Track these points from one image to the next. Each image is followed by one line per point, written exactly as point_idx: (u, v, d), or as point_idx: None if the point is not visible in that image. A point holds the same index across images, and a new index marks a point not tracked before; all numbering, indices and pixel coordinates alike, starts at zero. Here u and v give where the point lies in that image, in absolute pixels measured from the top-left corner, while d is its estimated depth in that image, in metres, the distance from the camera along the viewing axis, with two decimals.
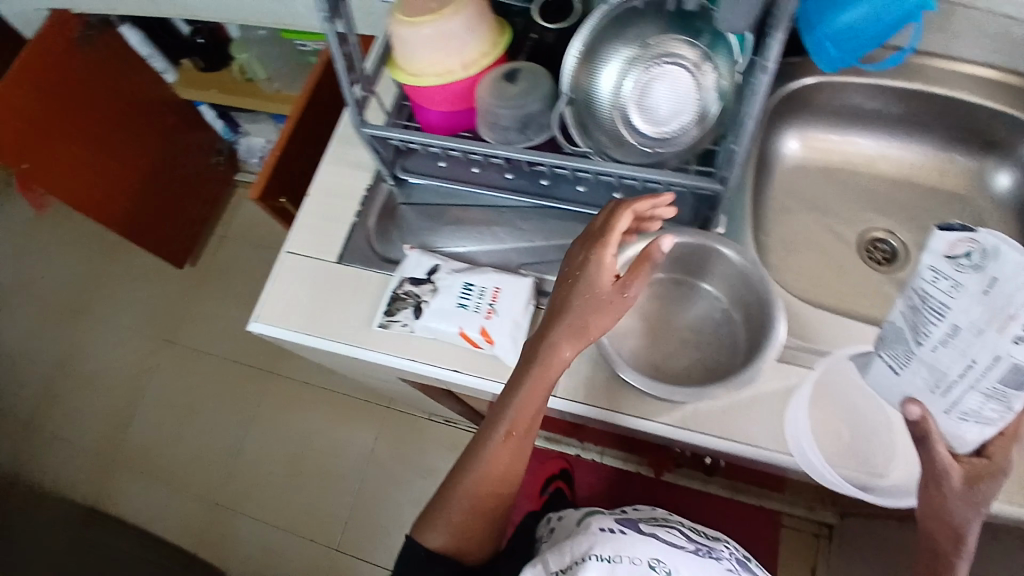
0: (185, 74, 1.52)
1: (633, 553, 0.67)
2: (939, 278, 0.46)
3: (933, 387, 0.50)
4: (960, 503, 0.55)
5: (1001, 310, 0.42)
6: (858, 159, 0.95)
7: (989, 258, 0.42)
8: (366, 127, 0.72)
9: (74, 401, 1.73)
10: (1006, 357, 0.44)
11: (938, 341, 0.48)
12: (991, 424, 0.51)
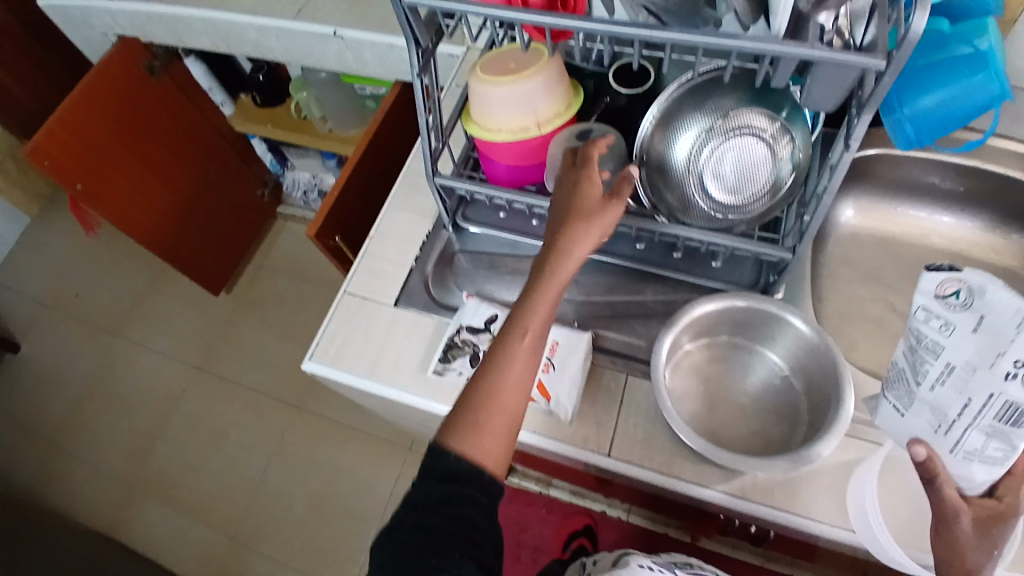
0: (242, 108, 1.55)
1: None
2: (930, 317, 0.47)
3: (937, 427, 0.50)
4: (975, 550, 0.52)
5: (992, 346, 0.44)
6: (906, 234, 0.95)
7: (976, 297, 0.44)
8: (438, 178, 0.75)
9: (102, 421, 1.74)
10: (1001, 394, 0.45)
11: (936, 380, 0.49)
12: (998, 463, 0.49)
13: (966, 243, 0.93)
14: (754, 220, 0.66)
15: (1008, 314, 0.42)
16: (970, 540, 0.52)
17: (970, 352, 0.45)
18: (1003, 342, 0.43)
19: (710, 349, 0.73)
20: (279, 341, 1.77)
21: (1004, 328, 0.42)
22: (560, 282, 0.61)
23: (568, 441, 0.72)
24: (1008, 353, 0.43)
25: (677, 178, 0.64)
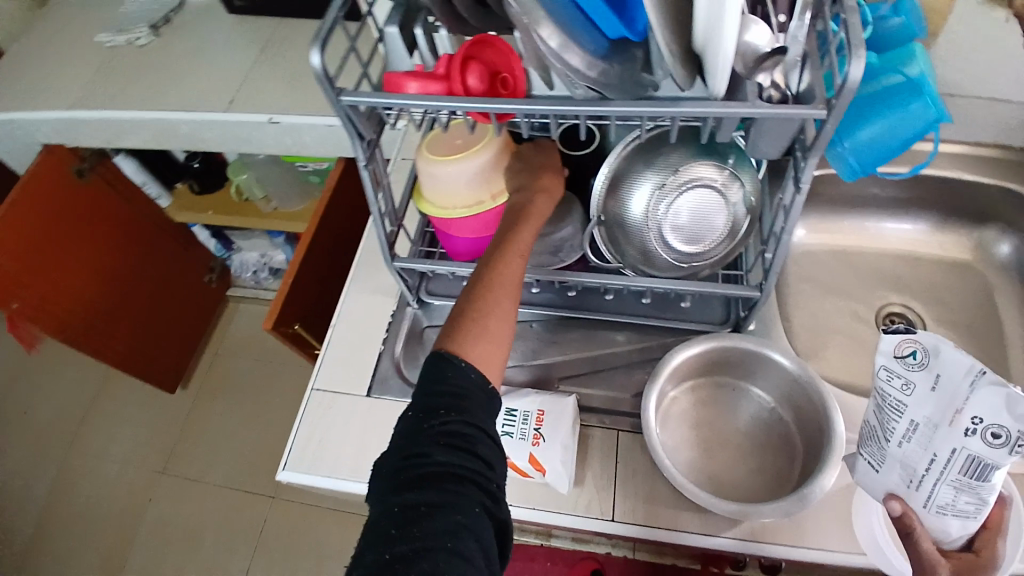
0: (180, 197, 1.49)
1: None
2: (892, 376, 0.52)
3: (908, 482, 0.54)
4: None
5: (950, 405, 0.48)
6: (858, 241, 1.01)
7: (932, 358, 0.49)
8: (396, 261, 0.74)
9: (47, 555, 1.52)
10: (964, 449, 0.48)
11: (903, 436, 0.52)
12: (970, 517, 0.52)
13: (923, 245, 1.00)
14: (717, 262, 0.67)
15: (958, 373, 0.47)
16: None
17: (930, 410, 0.50)
18: (958, 401, 0.48)
19: (695, 392, 0.73)
20: (245, 428, 1.62)
21: (958, 387, 0.47)
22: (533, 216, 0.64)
23: (572, 512, 0.70)
24: (965, 409, 0.47)
25: (638, 232, 0.64)
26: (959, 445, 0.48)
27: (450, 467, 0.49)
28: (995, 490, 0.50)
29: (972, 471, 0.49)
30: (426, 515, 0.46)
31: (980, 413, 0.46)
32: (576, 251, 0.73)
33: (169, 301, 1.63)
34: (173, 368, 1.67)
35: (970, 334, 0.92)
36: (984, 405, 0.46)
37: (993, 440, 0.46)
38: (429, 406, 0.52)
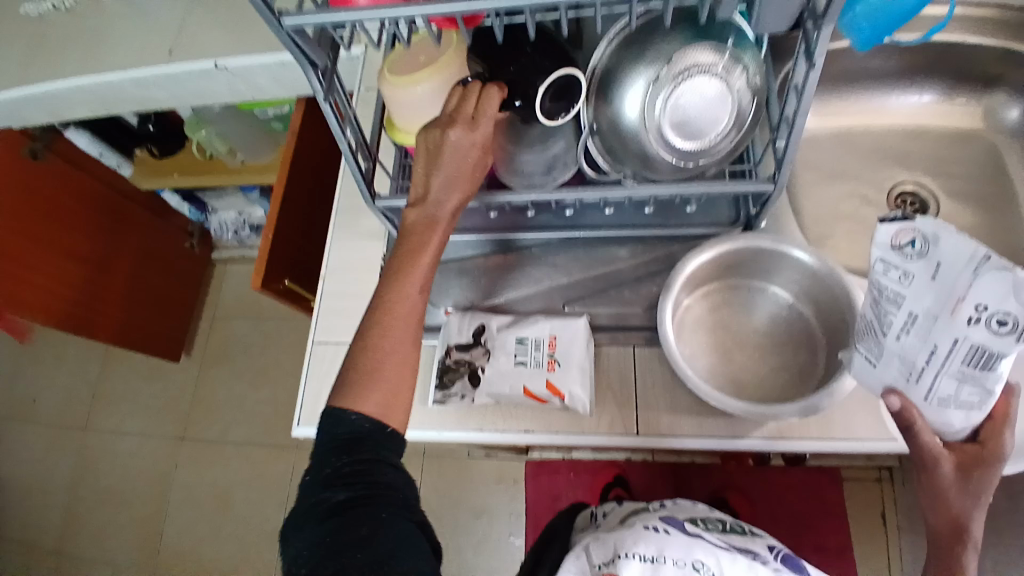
0: (144, 164, 1.38)
1: (677, 555, 0.62)
2: (889, 268, 0.49)
3: (905, 377, 0.52)
4: (957, 492, 0.54)
5: (949, 296, 0.46)
6: (858, 121, 0.96)
7: (930, 247, 0.46)
8: (378, 200, 0.68)
9: (89, 527, 1.57)
10: (966, 338, 0.45)
11: (901, 328, 0.50)
12: (976, 409, 0.50)
13: (927, 116, 0.95)
14: (724, 158, 0.63)
15: (959, 259, 0.45)
16: (954, 490, 0.54)
17: (928, 302, 0.47)
18: (959, 288, 0.45)
19: (709, 299, 0.71)
20: (255, 388, 1.62)
21: (959, 273, 0.45)
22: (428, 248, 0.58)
23: (595, 432, 0.69)
24: (968, 297, 0.44)
25: (637, 139, 0.59)
26: (960, 337, 0.46)
27: (353, 496, 0.49)
28: (1001, 379, 0.47)
29: (974, 363, 0.46)
30: (340, 541, 0.47)
31: (984, 300, 0.43)
32: (571, 167, 0.66)
33: (157, 274, 1.58)
34: (172, 338, 1.64)
35: (980, 203, 0.91)
36: (987, 291, 0.43)
37: (999, 328, 0.43)
38: (323, 455, 0.52)
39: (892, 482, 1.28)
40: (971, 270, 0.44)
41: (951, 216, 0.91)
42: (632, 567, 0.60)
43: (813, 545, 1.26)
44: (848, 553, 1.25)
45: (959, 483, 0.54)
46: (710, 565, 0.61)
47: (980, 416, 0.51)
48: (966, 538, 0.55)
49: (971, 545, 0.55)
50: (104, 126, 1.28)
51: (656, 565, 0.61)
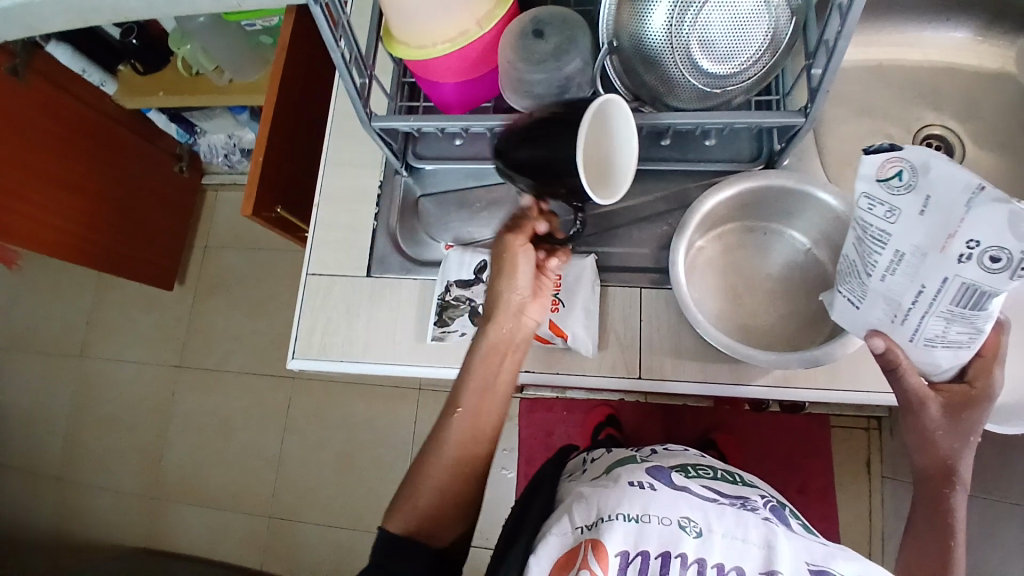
0: (127, 82, 1.25)
1: (662, 513, 0.52)
2: (876, 205, 0.46)
3: (889, 319, 0.50)
4: (947, 434, 0.53)
5: (943, 230, 0.43)
6: (892, 54, 0.89)
7: (919, 180, 0.44)
8: (374, 120, 0.63)
9: (90, 449, 1.60)
10: (956, 276, 0.44)
11: (886, 268, 0.48)
12: (962, 346, 0.49)
13: (963, 51, 0.89)
14: (754, 85, 0.57)
15: (953, 191, 0.42)
16: (945, 434, 0.53)
17: (918, 238, 0.45)
18: (952, 223, 0.43)
19: (721, 240, 0.68)
20: (249, 318, 1.60)
21: (952, 208, 0.43)
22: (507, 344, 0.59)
23: (596, 374, 0.68)
24: (959, 233, 0.43)
25: (659, 62, 0.55)
26: (952, 274, 0.44)
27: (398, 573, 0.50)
28: (990, 317, 0.47)
29: (964, 300, 0.45)
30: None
31: (978, 235, 0.42)
32: (587, 90, 0.62)
33: (150, 202, 1.52)
34: (164, 266, 1.60)
35: (1012, 148, 0.85)
36: (983, 224, 0.41)
37: (991, 264, 0.42)
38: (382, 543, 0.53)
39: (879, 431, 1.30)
40: (967, 202, 0.42)
41: (980, 161, 0.86)
42: (616, 529, 0.50)
43: (798, 486, 1.29)
44: (831, 494, 1.28)
45: (953, 427, 0.53)
46: (698, 521, 0.51)
47: (966, 354, 0.50)
48: (955, 478, 0.55)
49: (961, 484, 0.55)
50: (85, 37, 1.18)
51: (640, 525, 0.50)
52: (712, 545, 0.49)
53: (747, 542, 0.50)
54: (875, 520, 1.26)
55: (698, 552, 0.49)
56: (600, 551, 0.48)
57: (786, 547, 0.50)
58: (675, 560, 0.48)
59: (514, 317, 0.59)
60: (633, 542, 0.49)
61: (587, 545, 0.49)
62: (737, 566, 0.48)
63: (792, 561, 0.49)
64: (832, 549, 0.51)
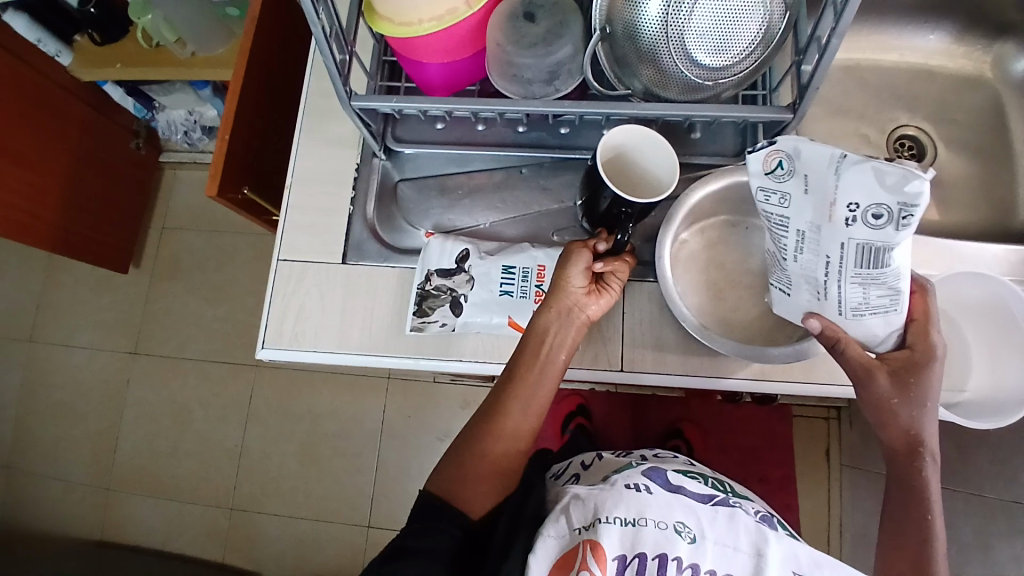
0: (83, 53, 1.17)
1: (659, 517, 0.52)
2: (769, 195, 0.53)
3: (815, 296, 0.55)
4: (903, 405, 0.55)
5: (825, 199, 0.49)
6: (867, 56, 0.91)
7: (797, 163, 0.50)
8: (355, 99, 0.61)
9: (36, 438, 1.51)
10: (851, 240, 0.49)
11: (795, 249, 0.53)
12: (890, 312, 0.52)
13: (935, 56, 0.91)
14: (744, 80, 0.57)
15: (824, 163, 0.49)
16: (901, 403, 0.55)
17: (811, 211, 0.51)
18: (830, 192, 0.49)
19: (705, 235, 0.68)
20: (211, 303, 1.53)
21: (826, 179, 0.49)
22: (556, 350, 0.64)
23: (578, 366, 0.67)
24: (839, 200, 0.48)
25: (652, 52, 0.54)
26: (846, 236, 0.49)
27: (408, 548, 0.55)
28: (900, 277, 0.50)
29: (870, 260, 0.49)
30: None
31: (856, 198, 0.47)
32: (575, 77, 0.62)
33: (105, 179, 1.44)
34: (118, 246, 1.51)
35: (977, 152, 0.88)
36: (854, 187, 0.47)
37: (876, 221, 0.47)
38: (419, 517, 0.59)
39: (838, 420, 1.35)
40: (838, 168, 0.48)
41: (949, 163, 0.88)
42: (613, 532, 0.51)
43: (759, 476, 1.31)
44: (791, 483, 1.32)
45: (907, 395, 0.54)
46: (692, 526, 0.52)
47: (900, 318, 0.53)
48: (920, 447, 0.56)
49: (926, 452, 0.56)
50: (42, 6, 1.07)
51: (637, 528, 0.51)
52: (704, 551, 0.51)
53: (738, 550, 0.51)
54: (832, 508, 1.31)
55: (691, 556, 0.50)
56: (598, 553, 0.50)
57: (776, 553, 0.51)
58: (672, 562, 0.49)
59: (565, 322, 0.64)
60: (630, 545, 0.51)
61: (586, 547, 0.50)
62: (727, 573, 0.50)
63: (780, 568, 0.50)
64: (820, 556, 0.52)
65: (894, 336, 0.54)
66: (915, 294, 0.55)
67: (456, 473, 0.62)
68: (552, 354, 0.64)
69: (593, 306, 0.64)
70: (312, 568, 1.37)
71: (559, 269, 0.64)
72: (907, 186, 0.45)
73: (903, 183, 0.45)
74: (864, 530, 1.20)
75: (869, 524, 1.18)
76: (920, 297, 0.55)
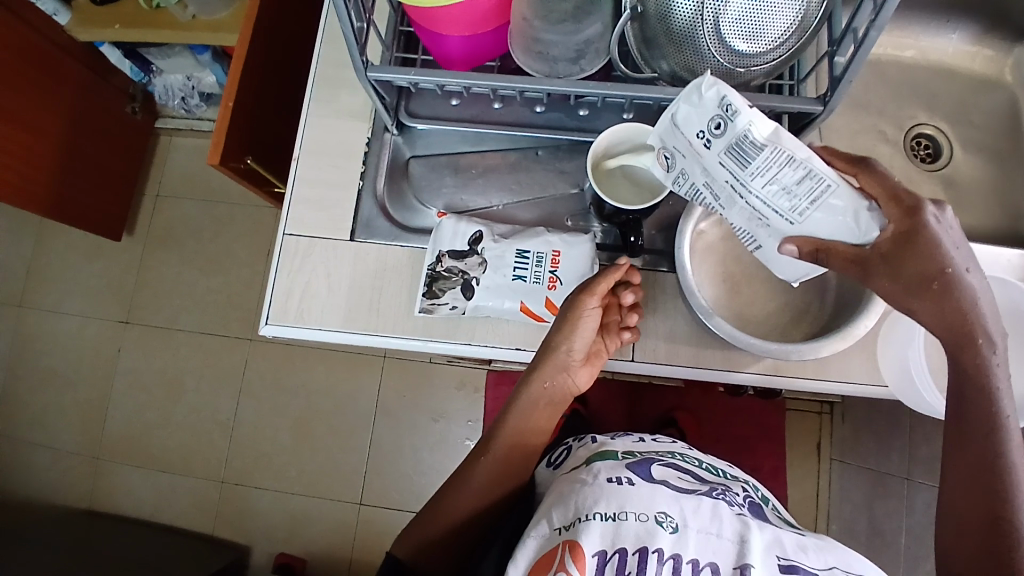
0: (83, 12, 1.12)
1: (639, 509, 0.50)
2: (679, 181, 0.54)
3: (764, 225, 0.50)
4: (927, 284, 0.46)
5: (684, 144, 0.49)
6: (889, 50, 0.89)
7: (666, 146, 0.52)
8: (370, 71, 0.58)
9: (24, 405, 1.49)
10: (722, 159, 0.47)
11: (718, 202, 0.52)
12: (829, 189, 0.45)
13: (958, 54, 0.90)
14: (775, 69, 0.55)
15: (666, 126, 0.50)
16: (917, 286, 0.46)
17: (691, 158, 0.50)
18: (685, 133, 0.49)
19: (725, 226, 0.66)
20: (206, 274, 1.50)
21: (677, 133, 0.50)
22: (551, 399, 0.67)
23: None
24: (691, 135, 0.48)
25: (687, 35, 0.52)
26: (717, 160, 0.47)
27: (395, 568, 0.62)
28: (791, 149, 0.44)
29: (751, 158, 0.45)
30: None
31: (695, 126, 0.47)
32: (602, 58, 0.60)
33: (99, 143, 1.39)
34: (111, 213, 1.48)
35: (989, 154, 0.88)
36: (687, 120, 0.48)
37: (719, 131, 0.46)
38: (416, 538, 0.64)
39: (832, 414, 1.36)
40: (670, 120, 0.49)
41: (964, 164, 0.87)
42: (594, 529, 0.48)
43: (751, 466, 1.32)
44: (781, 475, 1.33)
45: (921, 273, 0.45)
46: (675, 516, 0.50)
47: (855, 194, 0.45)
48: (971, 332, 0.46)
49: (982, 338, 0.46)
50: None
51: (617, 523, 0.49)
52: (687, 541, 0.48)
53: (721, 538, 0.48)
54: (820, 501, 1.32)
55: (673, 547, 0.47)
56: (577, 553, 0.47)
57: (759, 541, 0.49)
58: (652, 555, 0.47)
59: (563, 378, 0.66)
60: (610, 540, 0.48)
61: (564, 547, 0.48)
62: (711, 563, 0.47)
63: (765, 555, 0.47)
64: (807, 542, 0.50)
65: (870, 212, 0.46)
66: (861, 176, 0.46)
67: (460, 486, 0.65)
68: (550, 402, 0.67)
69: (589, 371, 0.67)
70: (301, 543, 1.37)
71: (567, 335, 0.63)
72: (709, 96, 0.45)
73: (706, 97, 0.45)
74: (850, 522, 1.22)
75: (855, 517, 1.20)
76: (866, 177, 0.46)
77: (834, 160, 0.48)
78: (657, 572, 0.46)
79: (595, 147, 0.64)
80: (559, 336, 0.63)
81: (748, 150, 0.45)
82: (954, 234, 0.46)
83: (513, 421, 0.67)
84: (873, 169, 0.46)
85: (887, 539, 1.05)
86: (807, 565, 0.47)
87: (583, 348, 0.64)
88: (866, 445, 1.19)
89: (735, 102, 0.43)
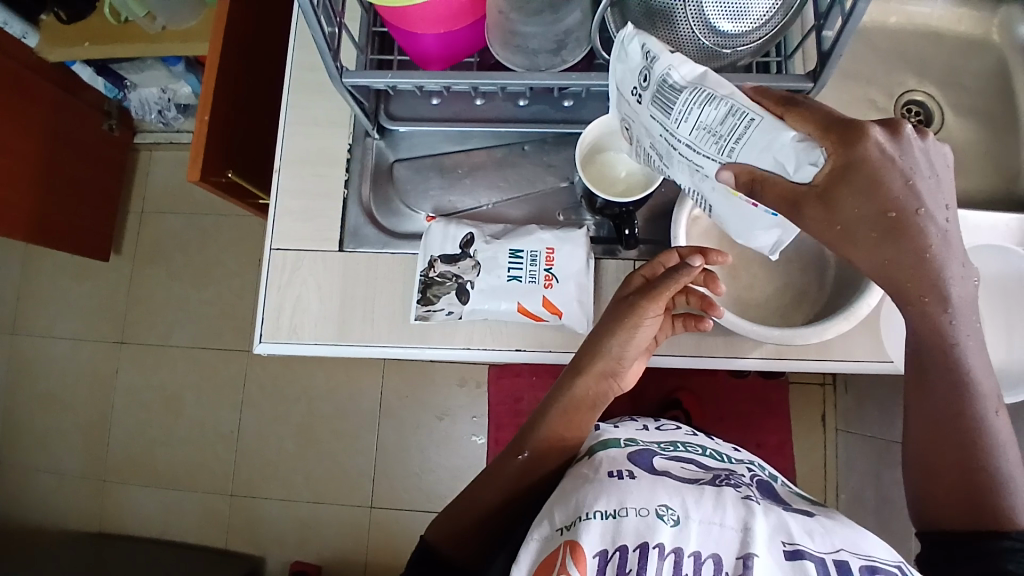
0: (50, 32, 1.09)
1: (639, 504, 0.47)
2: (641, 154, 0.52)
3: (703, 177, 0.45)
4: (872, 235, 0.40)
5: (624, 105, 0.48)
6: (874, 18, 0.88)
7: (622, 116, 0.51)
8: (347, 75, 0.56)
9: (28, 430, 1.48)
10: (649, 110, 0.45)
11: (665, 162, 0.48)
12: (747, 120, 0.39)
13: (946, 16, 0.88)
14: (761, 47, 0.54)
15: (614, 93, 0.50)
16: (858, 231, 0.40)
17: (634, 118, 0.48)
18: (624, 93, 0.48)
19: None
20: (197, 289, 1.48)
21: (620, 97, 0.49)
22: (595, 398, 0.65)
23: None
24: (627, 96, 0.47)
25: (669, 16, 0.51)
26: (648, 114, 0.45)
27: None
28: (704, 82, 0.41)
29: (672, 102, 0.43)
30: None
31: (628, 83, 0.46)
32: (583, 46, 0.59)
33: (78, 163, 1.36)
34: (97, 233, 1.45)
35: (979, 116, 0.86)
36: (621, 79, 0.47)
37: (644, 82, 0.44)
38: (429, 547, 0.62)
39: (834, 386, 1.35)
40: (613, 87, 0.49)
41: (957, 129, 0.86)
42: (594, 528, 0.46)
43: (756, 442, 1.32)
44: (788, 448, 1.33)
45: (866, 216, 0.39)
46: (676, 508, 0.47)
47: (782, 124, 0.39)
48: (917, 288, 0.44)
49: (928, 297, 0.44)
50: None
51: (617, 521, 0.46)
52: (689, 534, 0.45)
53: (724, 527, 0.46)
54: (828, 470, 1.32)
55: (674, 541, 0.44)
56: (579, 553, 0.44)
57: (762, 527, 0.46)
58: (653, 550, 0.44)
59: (611, 371, 0.64)
60: (611, 538, 0.45)
61: (565, 548, 0.45)
62: (714, 554, 0.44)
63: (768, 541, 0.44)
64: (813, 525, 0.47)
65: (801, 143, 0.38)
66: (789, 115, 0.39)
67: (466, 493, 0.64)
68: (596, 403, 0.65)
69: (637, 367, 0.65)
70: (315, 549, 1.36)
71: (631, 327, 0.61)
72: (632, 50, 0.44)
73: (631, 51, 0.45)
74: (859, 490, 1.22)
75: (863, 485, 1.20)
76: (796, 114, 0.39)
77: (764, 100, 0.40)
78: (657, 569, 0.43)
79: (588, 130, 0.61)
80: (622, 323, 0.61)
81: (668, 93, 0.42)
82: (908, 168, 0.39)
83: (550, 417, 0.64)
84: (805, 107, 0.39)
85: (896, 506, 1.05)
86: (811, 548, 0.44)
87: (641, 339, 0.63)
88: (871, 413, 1.18)
89: (651, 47, 0.43)
